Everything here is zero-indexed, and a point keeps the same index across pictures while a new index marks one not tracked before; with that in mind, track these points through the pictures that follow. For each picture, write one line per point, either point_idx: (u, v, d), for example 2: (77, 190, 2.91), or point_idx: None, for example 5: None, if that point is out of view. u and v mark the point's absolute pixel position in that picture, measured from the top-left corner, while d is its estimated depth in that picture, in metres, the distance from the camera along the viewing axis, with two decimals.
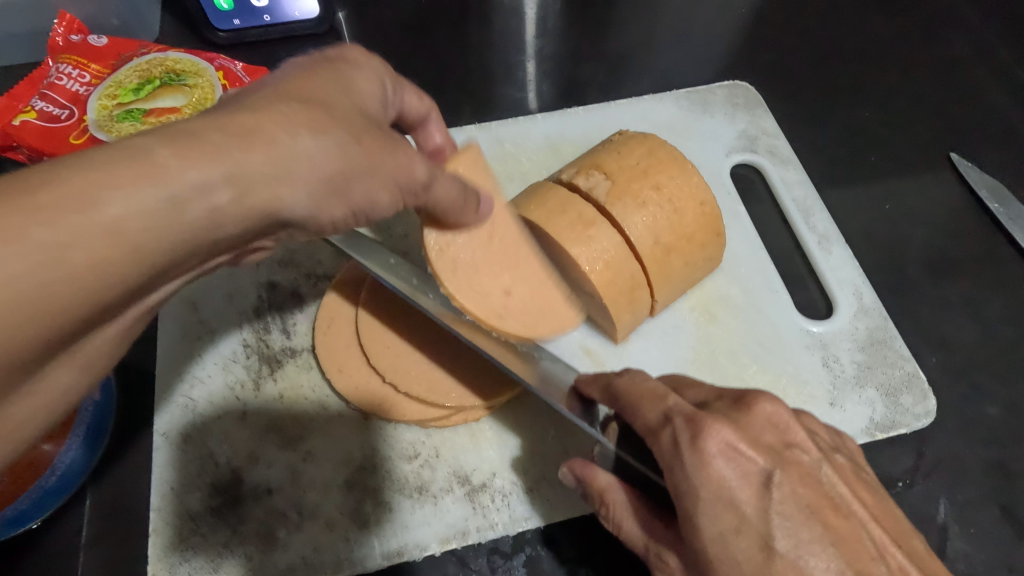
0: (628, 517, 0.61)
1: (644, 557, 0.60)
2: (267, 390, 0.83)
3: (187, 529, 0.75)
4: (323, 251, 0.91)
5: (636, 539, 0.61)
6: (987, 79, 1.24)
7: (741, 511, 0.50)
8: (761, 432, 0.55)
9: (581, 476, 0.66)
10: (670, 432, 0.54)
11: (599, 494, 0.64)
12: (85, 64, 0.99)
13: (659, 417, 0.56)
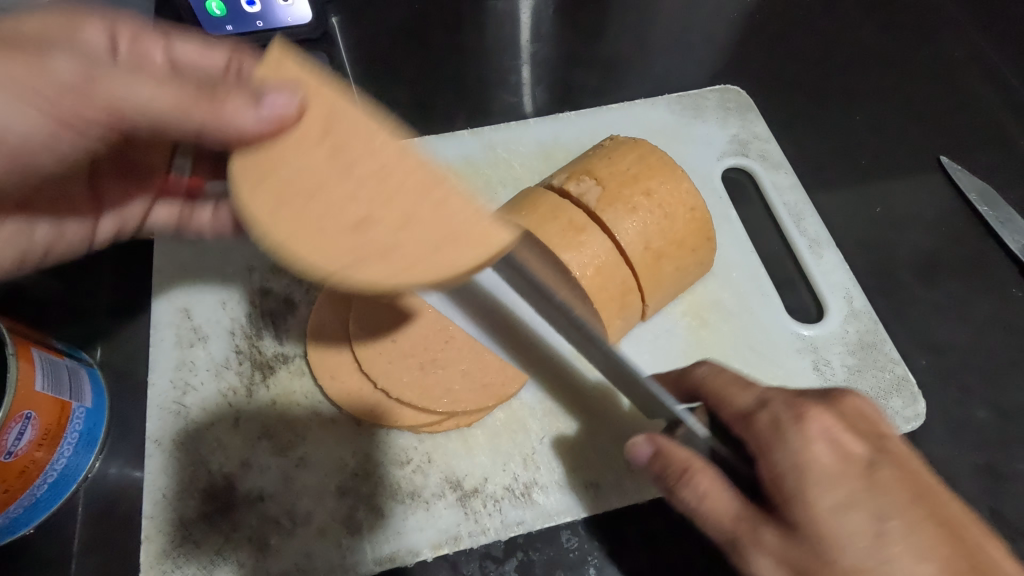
0: (716, 489, 0.58)
1: (733, 534, 0.57)
2: (260, 396, 0.83)
3: (179, 536, 0.75)
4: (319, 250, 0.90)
5: (725, 516, 0.58)
6: (978, 83, 1.25)
7: (841, 486, 0.55)
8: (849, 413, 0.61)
9: (664, 448, 0.61)
10: (767, 413, 0.60)
11: (682, 465, 0.60)
12: None
13: (753, 402, 0.62)
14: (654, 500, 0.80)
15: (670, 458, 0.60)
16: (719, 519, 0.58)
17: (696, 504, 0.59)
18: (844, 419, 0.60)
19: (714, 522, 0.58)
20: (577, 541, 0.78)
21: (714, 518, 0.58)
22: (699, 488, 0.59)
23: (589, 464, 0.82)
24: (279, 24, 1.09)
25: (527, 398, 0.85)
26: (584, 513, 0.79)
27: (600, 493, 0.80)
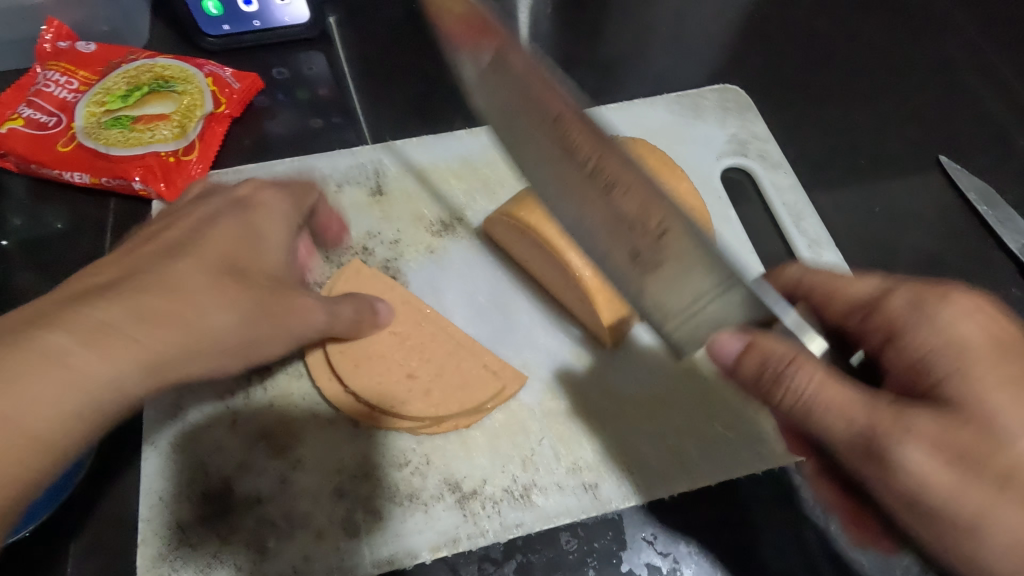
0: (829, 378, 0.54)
1: (867, 431, 0.52)
2: (258, 398, 0.83)
3: (176, 538, 0.75)
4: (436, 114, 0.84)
5: (857, 413, 0.53)
6: (976, 83, 1.25)
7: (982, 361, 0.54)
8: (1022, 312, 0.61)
9: (757, 338, 0.57)
10: (894, 298, 0.62)
11: (784, 354, 0.55)
12: (74, 71, 0.99)
13: (873, 290, 0.64)
14: (653, 501, 0.80)
15: (765, 346, 0.56)
16: (840, 407, 0.53)
17: (806, 398, 0.54)
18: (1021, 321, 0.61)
19: (834, 413, 0.54)
20: (576, 542, 0.77)
21: (834, 408, 0.53)
22: (807, 376, 0.54)
23: (588, 465, 0.82)
24: (277, 24, 1.12)
25: (526, 399, 0.86)
26: (584, 515, 0.79)
27: (599, 494, 0.80)
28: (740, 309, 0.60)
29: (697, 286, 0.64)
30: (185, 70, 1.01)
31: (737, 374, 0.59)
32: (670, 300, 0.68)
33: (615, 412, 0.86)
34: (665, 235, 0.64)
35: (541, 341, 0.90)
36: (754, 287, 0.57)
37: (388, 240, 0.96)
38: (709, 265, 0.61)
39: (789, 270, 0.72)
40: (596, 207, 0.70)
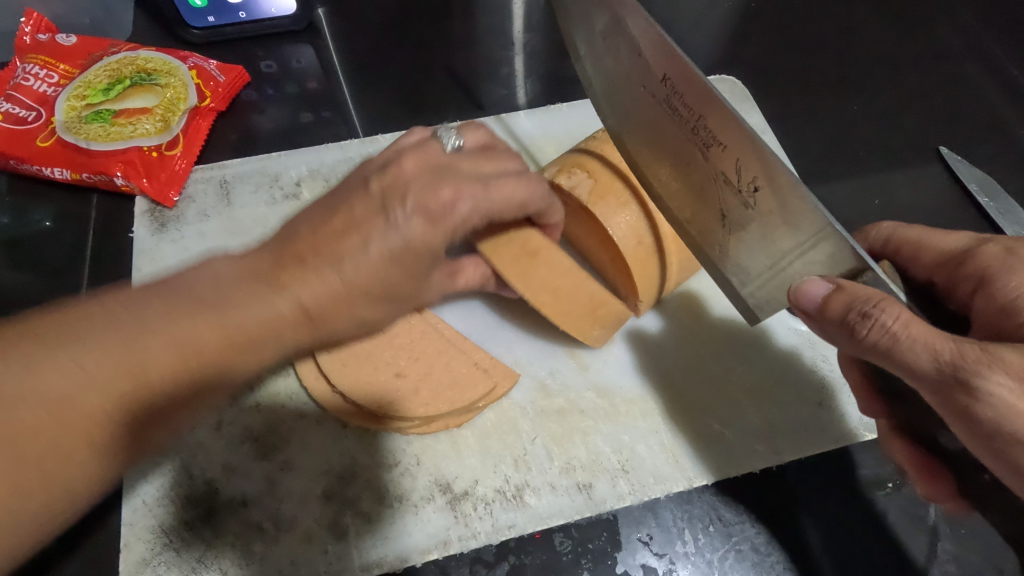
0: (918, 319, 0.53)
1: (951, 363, 0.51)
2: (243, 398, 0.81)
3: (159, 543, 0.73)
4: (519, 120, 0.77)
5: (937, 349, 0.51)
6: (976, 72, 1.23)
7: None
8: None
9: (844, 283, 0.58)
10: (988, 249, 0.67)
11: (872, 294, 0.56)
12: (53, 65, 0.96)
13: (966, 243, 0.69)
14: (648, 502, 0.78)
15: (854, 288, 0.57)
16: (929, 345, 0.52)
17: (888, 337, 0.54)
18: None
19: (921, 352, 0.52)
20: (570, 543, 0.75)
21: (921, 343, 0.52)
22: (894, 311, 0.54)
23: (582, 464, 0.80)
24: (263, 15, 1.10)
25: (518, 397, 0.84)
26: (578, 515, 0.77)
27: (593, 494, 0.78)
28: (827, 261, 0.62)
29: (783, 243, 0.65)
30: (168, 62, 0.98)
31: (823, 318, 0.60)
32: (751, 260, 0.70)
33: (609, 410, 0.84)
34: (757, 193, 0.64)
35: (532, 338, 0.89)
36: (846, 242, 0.58)
37: None
38: (800, 223, 0.62)
39: (884, 224, 0.75)
40: (692, 165, 0.71)
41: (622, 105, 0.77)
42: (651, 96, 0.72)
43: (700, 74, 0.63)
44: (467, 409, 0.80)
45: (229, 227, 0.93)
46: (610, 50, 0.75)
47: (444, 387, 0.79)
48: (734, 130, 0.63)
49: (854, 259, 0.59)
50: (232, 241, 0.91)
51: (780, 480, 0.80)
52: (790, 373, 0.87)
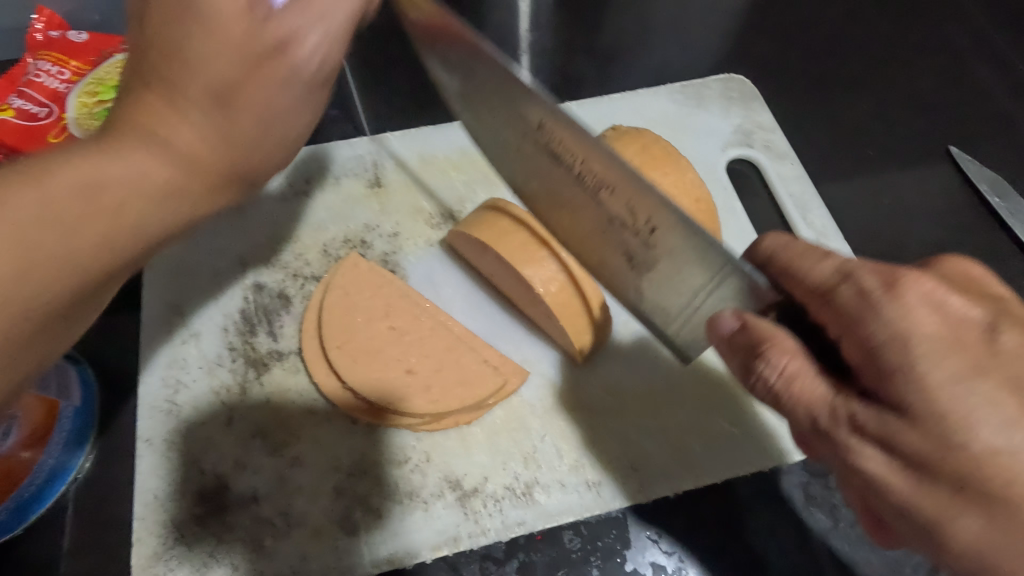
0: (808, 371, 0.53)
1: (826, 422, 0.52)
2: (254, 395, 0.81)
3: (171, 538, 0.73)
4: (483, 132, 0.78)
5: (817, 403, 0.53)
6: (986, 72, 1.22)
7: None
8: (962, 277, 0.54)
9: (748, 322, 0.56)
10: (852, 286, 0.51)
11: (766, 342, 0.54)
12: (65, 61, 0.96)
13: (832, 274, 0.53)
14: (657, 500, 0.78)
15: (755, 330, 0.55)
16: (809, 403, 0.53)
17: (782, 387, 0.54)
18: (959, 283, 0.53)
19: (802, 409, 0.53)
20: (579, 541, 0.76)
21: (803, 402, 0.53)
22: (784, 365, 0.53)
23: (590, 462, 0.80)
24: None
25: (527, 394, 0.84)
26: (587, 513, 0.77)
27: (602, 492, 0.78)
28: (736, 297, 0.62)
29: (694, 279, 0.65)
30: None
31: (727, 352, 0.59)
32: (669, 299, 0.71)
33: (617, 409, 0.83)
34: (655, 232, 0.66)
35: (541, 337, 0.88)
36: (750, 277, 0.59)
37: (387, 229, 0.93)
38: (702, 261, 0.63)
39: (760, 245, 0.59)
40: (579, 209, 0.72)
41: (503, 155, 0.77)
42: (531, 146, 0.73)
43: (576, 120, 0.65)
44: (477, 404, 0.80)
45: (240, 223, 0.92)
46: (485, 105, 0.74)
47: (453, 385, 0.79)
48: (622, 170, 0.64)
49: (762, 298, 0.59)
50: (243, 239, 0.91)
51: (733, 489, 0.80)
52: (725, 400, 0.85)
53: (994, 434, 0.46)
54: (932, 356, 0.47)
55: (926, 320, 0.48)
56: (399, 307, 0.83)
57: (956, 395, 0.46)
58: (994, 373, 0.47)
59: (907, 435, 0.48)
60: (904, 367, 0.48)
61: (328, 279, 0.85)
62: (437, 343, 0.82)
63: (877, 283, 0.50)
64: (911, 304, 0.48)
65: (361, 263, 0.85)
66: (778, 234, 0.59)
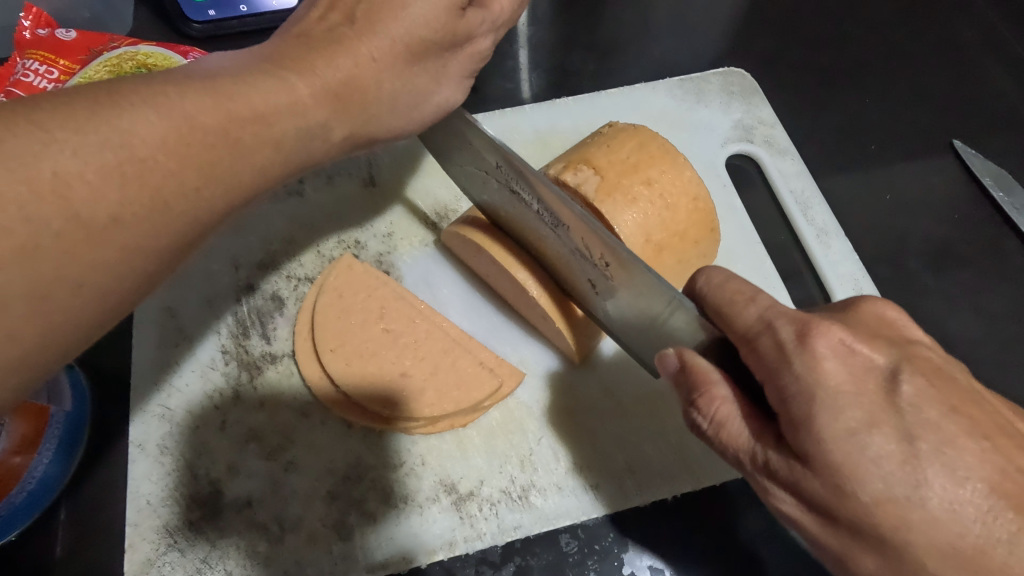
0: (736, 417, 0.56)
1: (750, 464, 0.55)
2: (248, 399, 0.80)
3: (164, 543, 0.72)
4: (462, 159, 0.81)
5: (743, 447, 0.55)
6: (990, 62, 1.20)
7: None
8: (876, 327, 0.53)
9: (688, 361, 0.59)
10: (771, 337, 0.51)
11: (700, 387, 0.58)
12: (53, 60, 0.95)
13: (755, 321, 0.53)
14: (656, 502, 0.78)
15: (693, 372, 0.58)
16: (736, 447, 0.56)
17: (715, 430, 0.57)
18: (868, 330, 0.52)
19: (730, 451, 0.56)
20: (576, 544, 0.75)
21: (730, 446, 0.56)
22: (714, 412, 0.57)
23: (590, 464, 0.79)
24: (264, 9, 1.08)
25: (523, 396, 0.83)
26: (585, 516, 0.76)
27: (600, 495, 0.78)
28: (685, 329, 0.64)
29: (651, 305, 0.67)
30: (169, 57, 0.97)
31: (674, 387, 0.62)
32: (633, 317, 0.72)
33: (614, 411, 0.82)
34: (609, 266, 0.70)
35: (539, 338, 0.87)
36: (685, 307, 0.61)
37: (380, 230, 0.92)
38: (655, 288, 0.64)
39: (696, 285, 0.60)
40: (546, 232, 0.76)
41: (474, 184, 0.83)
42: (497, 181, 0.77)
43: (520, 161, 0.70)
44: (474, 406, 0.79)
45: (235, 223, 0.90)
46: (453, 141, 0.79)
47: (449, 387, 0.78)
48: (573, 208, 0.69)
49: (705, 331, 0.61)
50: (236, 241, 0.89)
51: (721, 491, 0.79)
52: None
53: (882, 484, 0.45)
54: (833, 406, 0.47)
55: (835, 371, 0.48)
56: (396, 317, 0.81)
57: (845, 445, 0.46)
58: (888, 425, 0.46)
59: (809, 481, 0.49)
60: (804, 416, 0.48)
61: (322, 279, 0.85)
62: (432, 342, 0.81)
63: (789, 333, 0.50)
64: (819, 354, 0.48)
65: (355, 264, 0.84)
66: (714, 274, 0.59)
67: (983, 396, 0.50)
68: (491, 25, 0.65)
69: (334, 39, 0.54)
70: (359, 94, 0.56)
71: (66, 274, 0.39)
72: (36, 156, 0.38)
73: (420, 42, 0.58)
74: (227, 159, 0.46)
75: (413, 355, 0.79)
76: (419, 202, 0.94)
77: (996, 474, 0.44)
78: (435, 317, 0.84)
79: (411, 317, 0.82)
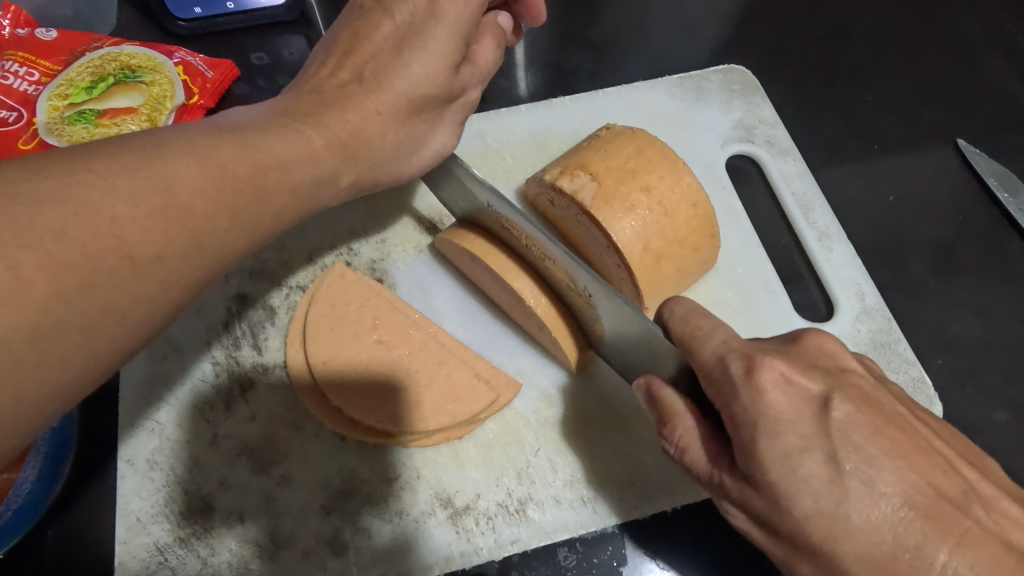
0: (697, 443, 0.60)
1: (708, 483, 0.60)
2: (239, 412, 0.79)
3: (156, 561, 0.71)
4: (450, 189, 0.84)
5: (701, 468, 0.60)
6: (995, 58, 1.18)
7: None
8: (816, 358, 0.57)
9: (654, 391, 0.64)
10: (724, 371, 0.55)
11: (666, 416, 0.63)
12: (34, 61, 0.92)
13: (712, 357, 0.57)
14: (656, 514, 0.76)
15: (659, 402, 0.64)
16: (696, 469, 0.61)
17: (679, 453, 0.62)
18: (807, 361, 0.56)
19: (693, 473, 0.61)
20: (575, 557, 0.74)
21: (692, 468, 0.61)
22: (677, 439, 0.62)
23: (588, 475, 0.78)
24: (252, 6, 1.06)
25: (520, 407, 0.81)
26: (584, 529, 0.75)
27: (599, 507, 0.76)
28: (657, 351, 0.69)
29: (631, 328, 0.70)
30: (153, 58, 0.94)
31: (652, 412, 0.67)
32: (625, 332, 0.72)
33: (613, 421, 0.81)
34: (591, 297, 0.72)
35: (534, 346, 0.85)
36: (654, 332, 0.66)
37: (373, 234, 0.90)
38: (631, 317, 0.68)
39: (664, 315, 0.63)
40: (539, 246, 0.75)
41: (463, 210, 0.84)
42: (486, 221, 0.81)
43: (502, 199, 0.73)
44: (471, 419, 0.77)
45: None
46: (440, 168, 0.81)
47: (445, 399, 0.77)
48: (552, 247, 0.72)
49: (674, 353, 0.65)
50: None
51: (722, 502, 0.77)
52: None
53: (811, 500, 0.49)
54: (772, 431, 0.51)
55: (779, 402, 0.52)
56: (389, 328, 0.80)
57: (780, 466, 0.51)
58: (820, 448, 0.50)
59: (756, 502, 0.54)
60: (758, 444, 0.52)
61: (314, 289, 0.83)
62: (428, 353, 0.79)
63: (738, 366, 0.54)
64: (764, 386, 0.52)
65: (347, 274, 0.83)
66: (677, 305, 0.63)
67: (909, 420, 0.53)
68: (479, 77, 0.73)
69: (356, 103, 0.63)
70: (366, 145, 0.64)
71: (116, 305, 0.42)
72: (96, 204, 0.41)
73: (421, 97, 0.66)
74: (253, 205, 0.52)
75: (408, 367, 0.78)
76: (413, 206, 0.92)
77: (909, 489, 0.48)
78: (430, 328, 0.82)
79: (405, 328, 0.80)
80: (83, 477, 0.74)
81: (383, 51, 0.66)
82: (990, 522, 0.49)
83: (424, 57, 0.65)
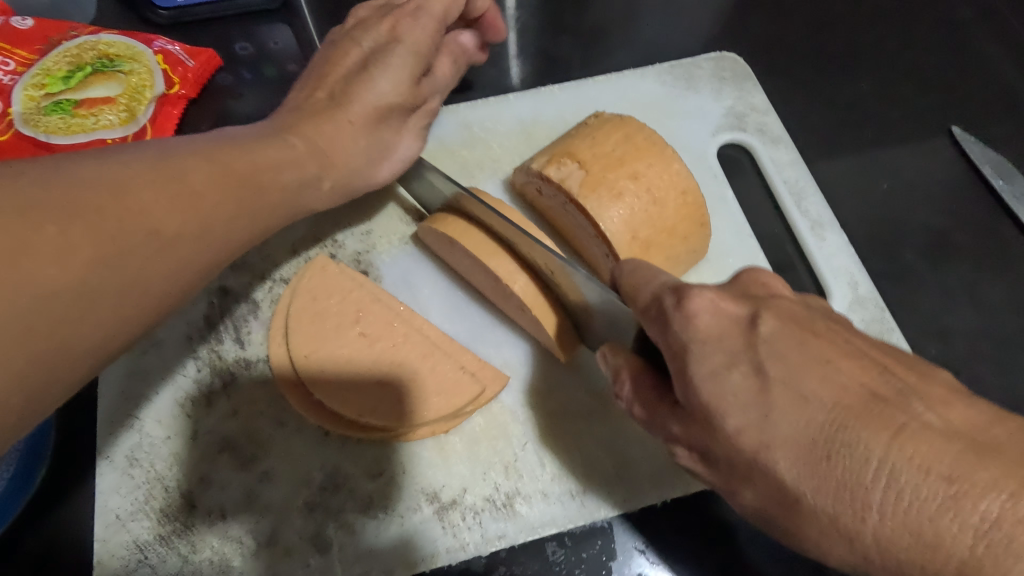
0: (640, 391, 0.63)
1: (651, 426, 0.62)
2: (220, 407, 0.77)
3: (135, 560, 0.70)
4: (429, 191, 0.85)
5: (643, 410, 0.62)
6: (990, 44, 1.16)
7: None
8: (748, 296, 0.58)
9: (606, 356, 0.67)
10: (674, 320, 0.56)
11: (615, 374, 0.66)
12: (9, 51, 0.90)
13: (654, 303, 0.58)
14: (644, 509, 0.75)
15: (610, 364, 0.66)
16: (640, 414, 0.63)
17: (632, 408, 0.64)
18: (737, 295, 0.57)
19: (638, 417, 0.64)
20: (563, 552, 0.72)
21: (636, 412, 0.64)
22: (624, 389, 0.65)
23: (577, 468, 0.77)
24: None
25: (508, 400, 0.80)
26: (572, 524, 0.74)
27: (587, 501, 0.75)
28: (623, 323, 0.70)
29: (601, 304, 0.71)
30: (132, 47, 0.92)
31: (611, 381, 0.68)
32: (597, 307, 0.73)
33: (600, 414, 0.80)
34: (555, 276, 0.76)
35: (521, 337, 0.84)
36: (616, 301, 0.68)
37: (358, 225, 0.88)
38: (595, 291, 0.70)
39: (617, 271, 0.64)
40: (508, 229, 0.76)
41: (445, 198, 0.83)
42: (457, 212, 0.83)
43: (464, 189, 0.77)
44: (455, 413, 0.76)
45: None
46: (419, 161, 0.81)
47: (430, 393, 0.75)
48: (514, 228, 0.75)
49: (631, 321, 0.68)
50: None
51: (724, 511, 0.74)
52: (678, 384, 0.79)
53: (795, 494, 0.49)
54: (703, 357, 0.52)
55: None
56: (371, 320, 0.78)
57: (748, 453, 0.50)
58: None
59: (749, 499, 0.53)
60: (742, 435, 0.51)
61: (296, 281, 0.81)
62: (412, 345, 0.78)
63: (670, 301, 0.55)
64: (692, 311, 0.53)
65: (330, 266, 0.81)
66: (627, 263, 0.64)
67: (846, 341, 0.52)
68: (439, 88, 0.76)
69: (330, 114, 0.64)
70: (340, 153, 0.64)
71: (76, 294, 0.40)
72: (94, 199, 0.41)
73: (387, 106, 0.67)
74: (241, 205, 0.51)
75: (393, 359, 0.76)
76: (400, 195, 0.90)
77: (839, 398, 0.48)
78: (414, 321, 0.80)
79: (388, 320, 0.79)
80: (69, 476, 0.73)
81: (352, 72, 0.68)
82: (931, 416, 0.46)
83: (388, 71, 0.67)
